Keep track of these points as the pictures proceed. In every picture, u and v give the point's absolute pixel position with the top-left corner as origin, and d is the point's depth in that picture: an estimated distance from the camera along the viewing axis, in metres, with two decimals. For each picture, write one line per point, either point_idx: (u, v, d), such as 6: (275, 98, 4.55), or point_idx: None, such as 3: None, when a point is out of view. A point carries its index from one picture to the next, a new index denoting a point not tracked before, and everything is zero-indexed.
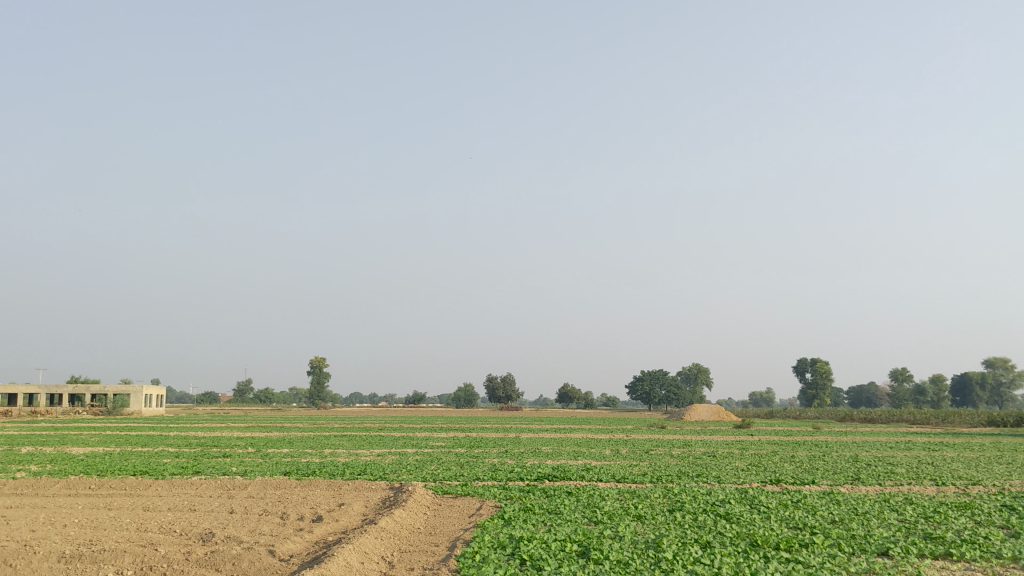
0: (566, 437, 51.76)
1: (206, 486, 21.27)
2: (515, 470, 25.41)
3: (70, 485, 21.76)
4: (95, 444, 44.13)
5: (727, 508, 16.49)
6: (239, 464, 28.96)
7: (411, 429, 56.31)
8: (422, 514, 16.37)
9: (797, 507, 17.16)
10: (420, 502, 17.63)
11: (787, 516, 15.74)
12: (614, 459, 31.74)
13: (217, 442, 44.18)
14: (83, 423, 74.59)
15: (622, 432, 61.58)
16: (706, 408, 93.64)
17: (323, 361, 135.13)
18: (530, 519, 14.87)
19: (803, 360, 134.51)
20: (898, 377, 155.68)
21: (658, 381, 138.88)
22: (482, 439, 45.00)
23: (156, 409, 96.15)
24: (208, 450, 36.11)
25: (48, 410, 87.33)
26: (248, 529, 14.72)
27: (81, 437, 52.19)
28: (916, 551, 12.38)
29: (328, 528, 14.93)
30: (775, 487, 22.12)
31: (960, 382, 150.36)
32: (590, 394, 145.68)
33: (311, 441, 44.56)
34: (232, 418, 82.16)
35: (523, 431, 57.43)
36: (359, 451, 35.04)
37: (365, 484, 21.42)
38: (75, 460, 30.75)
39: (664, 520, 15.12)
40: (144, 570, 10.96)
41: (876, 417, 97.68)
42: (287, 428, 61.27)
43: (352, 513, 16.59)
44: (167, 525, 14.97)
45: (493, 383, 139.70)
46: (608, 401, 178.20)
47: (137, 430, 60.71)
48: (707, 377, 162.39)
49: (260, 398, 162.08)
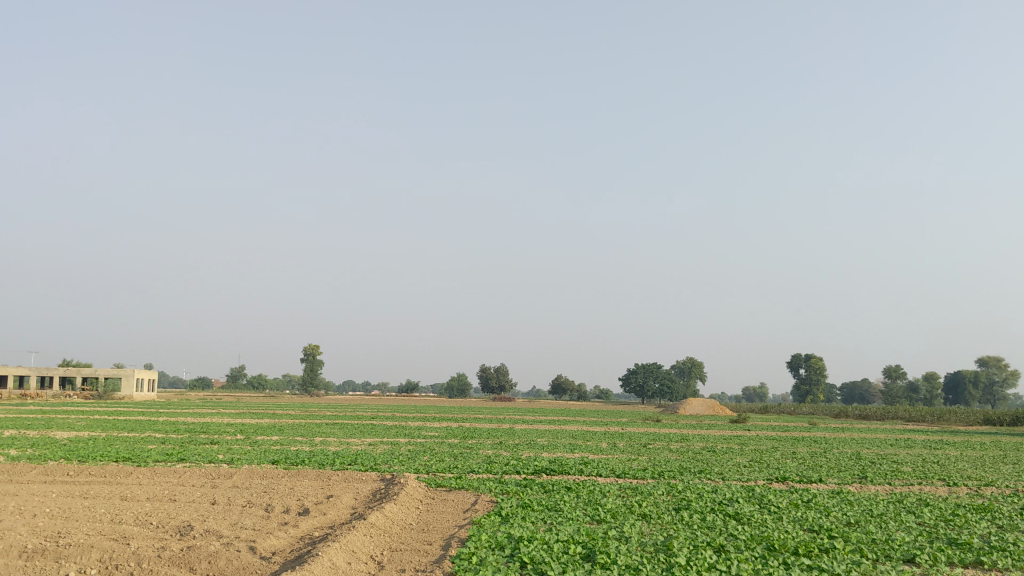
0: (560, 428, 50.92)
1: (190, 476, 20.34)
2: (511, 462, 24.49)
3: (47, 471, 20.89)
4: (82, 427, 43.06)
5: (737, 508, 15.65)
6: (226, 451, 28.09)
7: (405, 417, 55.52)
8: (414, 508, 15.53)
9: (809, 508, 16.35)
10: (412, 495, 16.79)
11: (802, 518, 14.89)
12: (612, 453, 30.91)
13: (206, 429, 43.27)
14: (71, 406, 73.66)
15: (617, 424, 60.78)
16: (700, 403, 92.69)
17: (317, 348, 134.24)
18: (528, 517, 14.03)
19: (797, 356, 134.03)
20: (891, 375, 155.19)
21: (652, 374, 138.09)
22: (477, 430, 44.19)
23: (148, 394, 95.07)
24: (195, 437, 35.24)
25: (38, 392, 86.21)
26: (229, 522, 13.86)
27: (68, 420, 51.24)
28: (945, 560, 11.57)
29: (315, 523, 14.05)
30: (782, 485, 21.26)
31: (954, 381, 149.89)
32: (583, 385, 144.85)
33: (302, 429, 43.57)
34: (223, 405, 81.29)
35: (516, 421, 56.64)
36: (350, 439, 34.18)
37: (355, 476, 20.54)
38: (57, 445, 29.83)
39: (670, 521, 14.30)
40: (109, 570, 10.06)
41: (870, 414, 97.07)
42: (279, 415, 60.38)
43: (340, 506, 15.76)
44: (144, 518, 14.08)
45: (487, 373, 138.40)
46: (601, 394, 177.88)
47: (126, 414, 59.80)
48: (701, 371, 161.93)
49: (253, 384, 161.37)
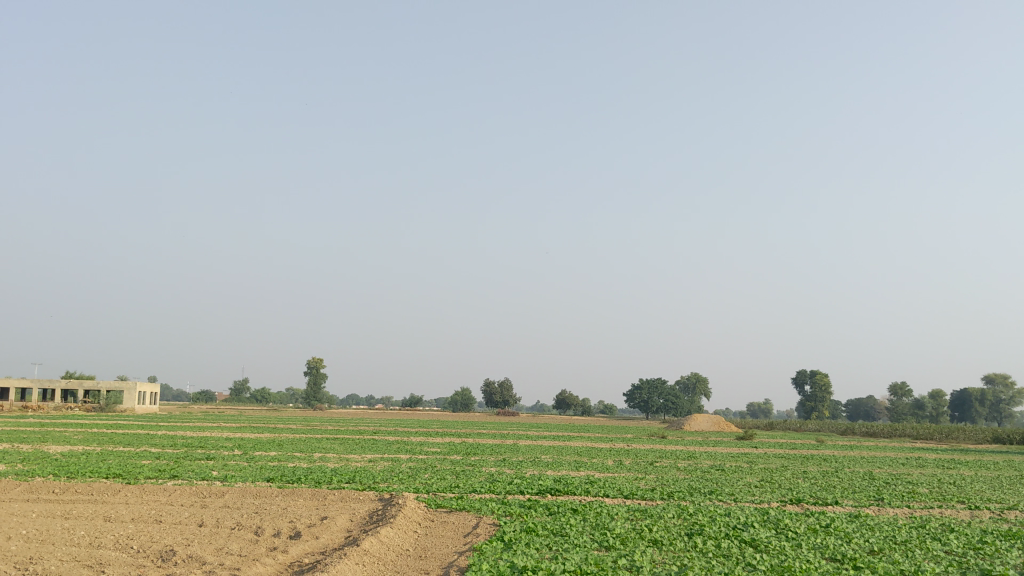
0: (564, 445, 50.16)
1: (180, 495, 19.52)
2: (515, 481, 23.61)
3: (32, 489, 20.09)
4: (80, 442, 42.35)
5: (752, 534, 14.83)
6: (220, 468, 27.25)
7: (408, 432, 54.70)
8: (413, 532, 14.73)
9: (829, 534, 15.51)
10: (410, 518, 15.96)
11: (821, 545, 14.06)
12: (618, 472, 30.10)
13: (204, 443, 42.59)
14: (70, 419, 72.89)
15: (622, 441, 59.93)
16: (706, 419, 91.74)
17: (320, 361, 133.41)
18: (533, 543, 13.17)
19: (802, 372, 133.04)
20: (897, 393, 154.08)
21: (656, 391, 137.03)
22: (480, 446, 43.32)
23: (150, 407, 94.28)
24: (191, 452, 34.47)
25: (40, 405, 85.45)
26: (215, 546, 13.11)
27: (65, 434, 50.40)
28: None
29: (305, 549, 13.23)
30: (797, 507, 20.38)
31: (960, 399, 148.64)
32: (587, 401, 143.89)
33: (302, 444, 42.73)
34: (226, 419, 80.40)
35: (520, 437, 55.70)
36: (349, 456, 33.38)
37: (352, 495, 19.72)
38: (48, 460, 28.98)
39: (685, 548, 13.46)
40: None
41: (877, 432, 96.02)
42: (280, 430, 59.57)
43: (334, 529, 14.95)
44: (124, 541, 13.30)
45: (491, 389, 137.58)
46: (606, 409, 176.83)
47: (126, 428, 59.00)
48: (705, 387, 160.89)
49: (257, 398, 160.60)
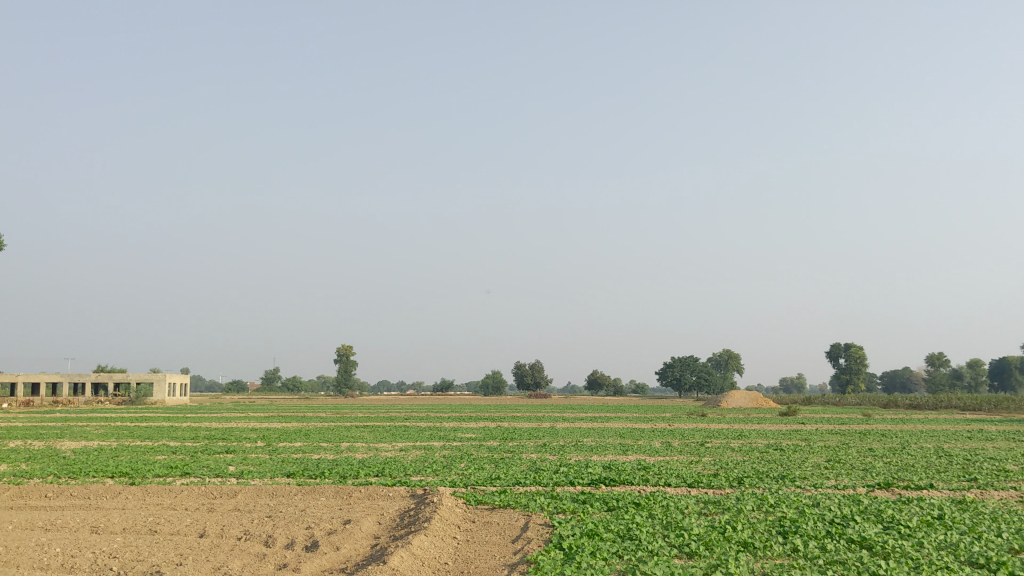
0: (603, 427, 47.85)
1: (188, 497, 17.28)
2: (563, 471, 21.07)
3: (27, 492, 17.90)
4: (95, 437, 40.40)
5: (859, 532, 12.30)
6: (239, 463, 24.98)
7: (437, 417, 52.59)
8: (450, 540, 12.30)
9: (950, 528, 12.94)
10: (447, 520, 13.56)
11: (948, 544, 11.56)
12: (670, 455, 27.63)
13: (227, 435, 40.48)
14: (95, 413, 71.15)
15: (661, 420, 57.19)
16: (744, 395, 89.16)
17: (350, 348, 131.80)
18: (600, 551, 10.78)
19: (837, 346, 129.95)
20: (934, 363, 150.44)
21: (688, 368, 134.09)
22: (516, 430, 41.24)
23: (180, 398, 92.60)
24: (210, 445, 32.19)
25: (71, 399, 83.81)
26: (212, 565, 10.74)
27: (86, 429, 48.28)
28: None
29: (322, 565, 10.81)
30: (886, 493, 17.84)
31: (999, 368, 144.44)
32: (619, 381, 141.66)
33: (328, 433, 40.49)
34: (256, 408, 78.40)
35: (556, 420, 53.21)
36: (378, 445, 30.85)
37: (381, 492, 17.32)
38: (58, 458, 26.90)
39: (785, 553, 11.02)
40: None
41: (923, 404, 92.81)
42: (309, 418, 57.39)
43: (357, 537, 12.61)
44: (102, 561, 11.00)
45: (521, 371, 135.56)
46: (638, 388, 175.02)
47: (151, 421, 57.36)
48: (738, 363, 158.23)
49: (288, 386, 159.44)
